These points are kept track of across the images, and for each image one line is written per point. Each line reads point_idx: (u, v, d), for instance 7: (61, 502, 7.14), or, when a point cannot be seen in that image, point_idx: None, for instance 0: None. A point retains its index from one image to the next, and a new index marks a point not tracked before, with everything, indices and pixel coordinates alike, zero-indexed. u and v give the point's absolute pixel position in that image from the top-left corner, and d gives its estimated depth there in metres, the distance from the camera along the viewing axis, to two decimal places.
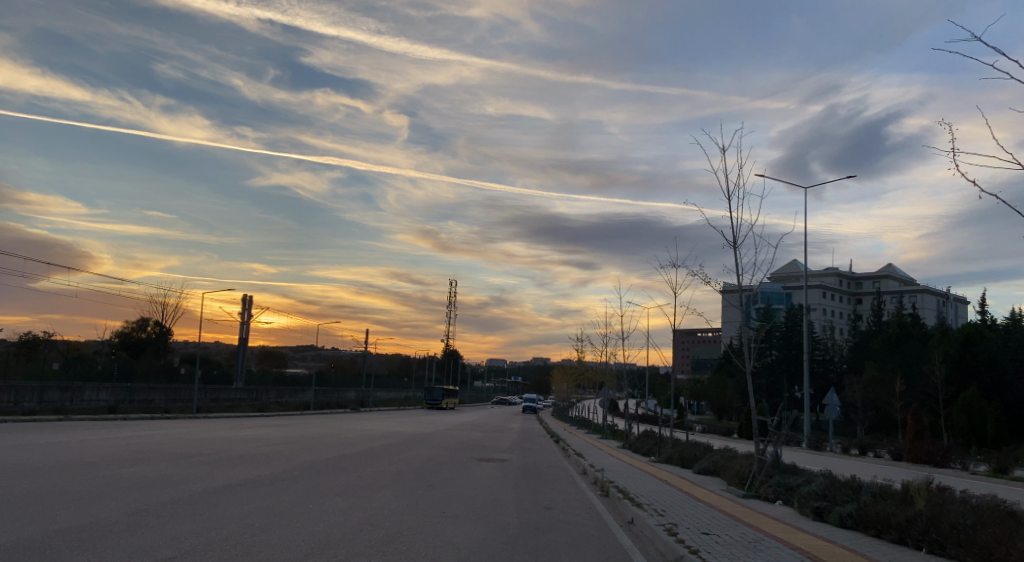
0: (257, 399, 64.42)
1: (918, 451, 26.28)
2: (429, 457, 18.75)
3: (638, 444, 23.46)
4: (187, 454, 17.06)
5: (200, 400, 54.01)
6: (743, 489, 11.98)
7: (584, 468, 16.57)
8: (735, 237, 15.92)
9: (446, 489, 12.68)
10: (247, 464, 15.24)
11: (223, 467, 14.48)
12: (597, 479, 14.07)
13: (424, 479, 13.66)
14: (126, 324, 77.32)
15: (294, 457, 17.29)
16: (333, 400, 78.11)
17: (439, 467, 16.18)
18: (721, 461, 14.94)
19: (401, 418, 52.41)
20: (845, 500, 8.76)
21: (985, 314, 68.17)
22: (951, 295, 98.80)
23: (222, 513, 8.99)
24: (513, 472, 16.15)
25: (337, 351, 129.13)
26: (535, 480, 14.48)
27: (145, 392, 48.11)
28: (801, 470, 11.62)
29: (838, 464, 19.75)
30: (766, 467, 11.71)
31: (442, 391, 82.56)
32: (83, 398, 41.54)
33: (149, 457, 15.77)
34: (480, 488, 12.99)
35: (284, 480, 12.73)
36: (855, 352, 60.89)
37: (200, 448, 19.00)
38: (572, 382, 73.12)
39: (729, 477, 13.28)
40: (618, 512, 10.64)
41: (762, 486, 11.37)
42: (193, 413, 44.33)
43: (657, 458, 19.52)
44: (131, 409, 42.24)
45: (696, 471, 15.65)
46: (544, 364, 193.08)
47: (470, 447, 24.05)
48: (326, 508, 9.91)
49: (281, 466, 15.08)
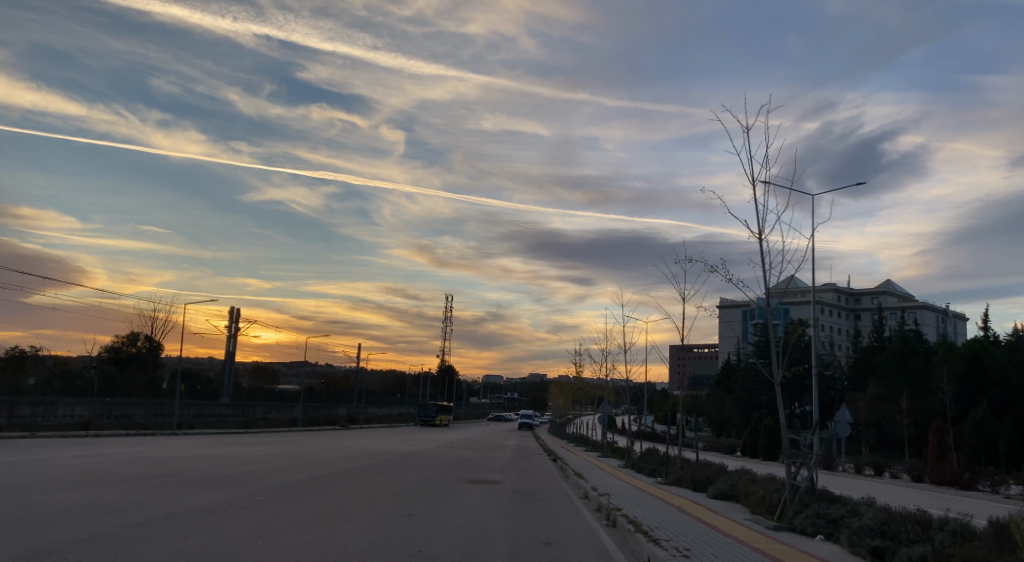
0: (243, 415, 62.51)
1: (939, 472, 24.71)
2: (415, 479, 17.10)
3: (642, 463, 21.73)
4: (146, 475, 15.37)
5: (182, 416, 52.09)
6: (773, 520, 10.28)
7: (586, 492, 14.89)
8: (761, 227, 13.99)
9: (430, 517, 11.13)
10: (208, 487, 13.60)
11: (179, 491, 12.79)
12: (602, 505, 12.41)
13: (404, 506, 12.01)
14: (115, 339, 75.47)
15: (266, 479, 15.66)
16: (323, 416, 76.16)
17: (423, 491, 14.54)
18: (740, 484, 13.27)
19: (392, 435, 50.44)
20: (912, 541, 7.12)
21: (988, 329, 66.69)
22: (951, 312, 97.39)
23: (144, 555, 7.36)
24: (506, 497, 14.48)
25: (331, 367, 127.24)
26: (532, 507, 12.86)
27: (124, 408, 46.19)
28: (842, 498, 9.98)
29: (870, 490, 17.99)
30: (801, 494, 10.03)
31: (436, 408, 80.52)
32: (57, 414, 39.64)
33: (98, 479, 14.07)
34: (469, 517, 11.38)
35: (241, 506, 11.07)
36: (857, 368, 59.52)
37: (164, 467, 17.31)
38: (568, 399, 71.32)
39: (754, 505, 11.55)
40: (629, 548, 9.08)
41: (797, 517, 9.72)
42: (173, 430, 42.38)
43: (665, 479, 17.75)
44: (107, 425, 40.40)
45: (711, 495, 13.96)
46: (541, 381, 191.01)
47: (462, 467, 22.29)
48: (277, 545, 8.27)
49: (245, 489, 13.42)
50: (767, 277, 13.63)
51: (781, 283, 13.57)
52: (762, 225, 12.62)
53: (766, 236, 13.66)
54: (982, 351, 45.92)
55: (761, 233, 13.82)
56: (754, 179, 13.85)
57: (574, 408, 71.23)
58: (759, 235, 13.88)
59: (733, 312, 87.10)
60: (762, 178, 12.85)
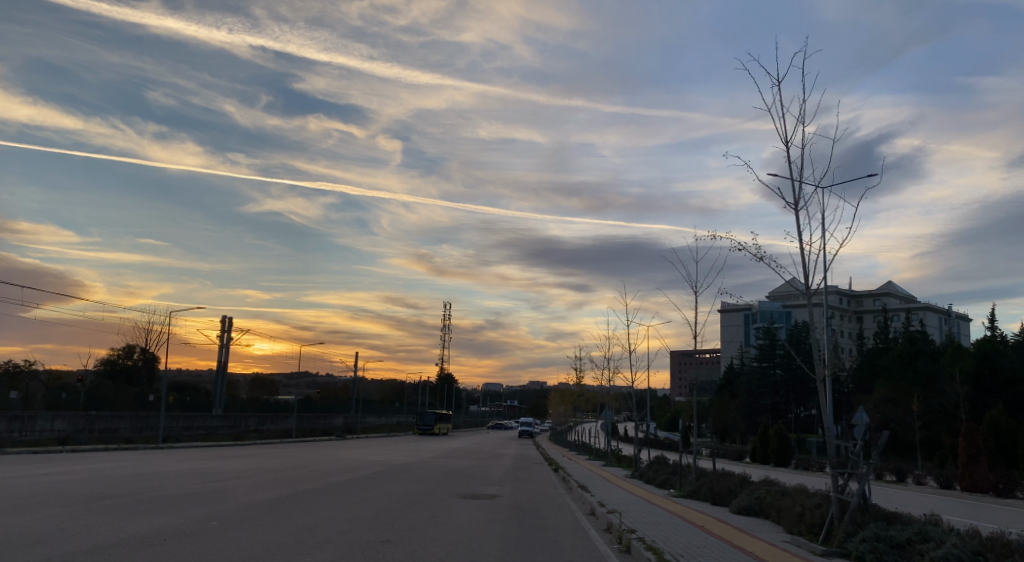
0: (235, 426, 60.55)
1: (971, 478, 22.93)
2: (401, 494, 15.44)
3: (650, 473, 20.07)
4: (97, 495, 13.71)
5: (170, 428, 50.23)
6: (819, 542, 8.64)
7: (591, 508, 13.33)
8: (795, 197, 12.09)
9: (412, 544, 9.45)
10: (165, 508, 11.95)
11: (126, 514, 11.07)
12: (613, 525, 10.79)
13: (381, 529, 10.40)
14: (110, 351, 73.65)
15: (234, 497, 14.00)
16: (318, 427, 74.30)
17: (408, 509, 12.97)
18: (769, 498, 11.65)
19: (388, 444, 48.48)
20: None
21: (997, 328, 65.30)
22: (954, 313, 95.65)
23: None
24: (501, 514, 12.84)
25: (330, 377, 125.64)
26: (530, 526, 11.39)
27: (108, 421, 44.37)
28: (902, 517, 8.34)
29: (910, 503, 16.23)
30: (852, 512, 8.35)
31: (435, 417, 78.71)
32: (35, 428, 37.76)
33: (39, 502, 12.38)
34: (456, 542, 9.73)
35: (187, 535, 9.40)
36: (865, 370, 57.75)
37: (125, 485, 15.62)
38: (569, 406, 69.50)
39: (789, 523, 9.90)
40: None
41: (849, 541, 8.09)
42: (158, 443, 40.53)
43: (678, 492, 16.08)
44: (87, 439, 38.61)
45: (733, 511, 12.30)
46: (540, 388, 188.82)
47: (456, 479, 20.60)
48: None
49: (203, 511, 11.77)
50: (804, 258, 11.81)
51: (825, 266, 11.77)
52: (804, 202, 10.78)
53: (803, 206, 11.81)
54: (993, 350, 44.14)
55: (796, 203, 11.96)
56: (786, 142, 12.08)
57: (574, 415, 69.50)
58: (794, 205, 11.96)
59: (733, 316, 85.47)
60: (802, 144, 11.02)
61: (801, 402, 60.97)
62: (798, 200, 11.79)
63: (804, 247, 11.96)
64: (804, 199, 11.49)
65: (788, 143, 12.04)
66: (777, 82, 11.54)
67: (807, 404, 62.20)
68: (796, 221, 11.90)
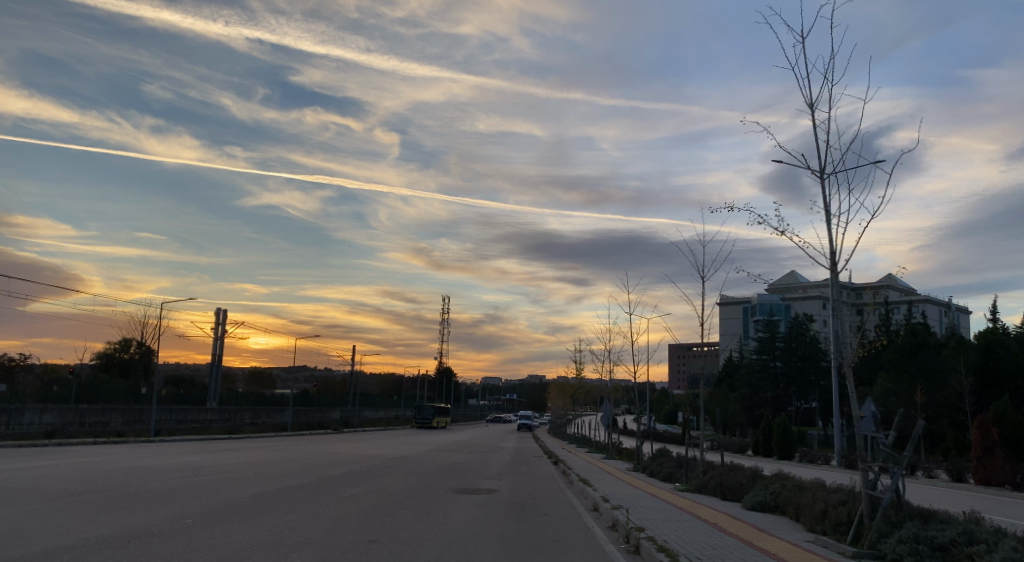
0: (230, 420, 59.74)
1: (986, 471, 22.30)
2: (392, 490, 14.65)
3: (655, 466, 19.27)
4: (68, 492, 12.85)
5: (163, 422, 49.42)
6: (847, 543, 7.87)
7: (596, 503, 12.56)
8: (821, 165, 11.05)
9: (400, 546, 8.59)
10: (139, 505, 11.12)
11: (93, 514, 10.22)
12: (619, 522, 10.03)
13: (369, 529, 9.60)
14: (106, 345, 72.95)
15: (216, 493, 13.21)
16: (315, 421, 73.52)
17: (397, 506, 12.19)
18: (785, 493, 10.87)
19: (386, 438, 47.74)
20: None
21: (998, 320, 64.75)
22: (956, 305, 95.17)
23: None
24: (500, 511, 12.05)
25: (329, 371, 125.09)
26: (530, 523, 10.64)
27: (99, 414, 43.54)
28: (943, 518, 7.54)
29: (934, 499, 15.45)
30: (886, 511, 7.57)
31: (433, 410, 77.90)
32: (22, 422, 36.89)
33: (3, 500, 11.53)
34: (448, 542, 8.96)
35: (155, 535, 8.60)
36: (868, 361, 57.01)
37: (102, 480, 14.78)
38: (568, 399, 68.91)
39: (811, 521, 9.13)
40: None
41: (882, 543, 7.32)
42: (150, 437, 39.75)
43: (684, 487, 15.29)
44: (76, 433, 37.82)
45: (745, 506, 11.56)
46: (540, 382, 188.33)
47: (453, 474, 19.87)
48: None
49: (180, 508, 10.96)
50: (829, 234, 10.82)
51: (846, 246, 10.84)
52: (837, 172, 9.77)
53: (830, 175, 10.76)
54: (997, 341, 43.33)
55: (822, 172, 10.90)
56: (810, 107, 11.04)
57: (573, 408, 68.91)
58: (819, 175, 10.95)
59: (733, 309, 84.87)
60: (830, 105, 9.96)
61: (801, 395, 60.18)
62: (822, 170, 10.81)
63: (831, 221, 10.93)
64: (830, 169, 10.49)
65: (812, 108, 11.00)
66: (801, 40, 10.47)
67: (808, 397, 61.39)
68: (823, 189, 10.86)
